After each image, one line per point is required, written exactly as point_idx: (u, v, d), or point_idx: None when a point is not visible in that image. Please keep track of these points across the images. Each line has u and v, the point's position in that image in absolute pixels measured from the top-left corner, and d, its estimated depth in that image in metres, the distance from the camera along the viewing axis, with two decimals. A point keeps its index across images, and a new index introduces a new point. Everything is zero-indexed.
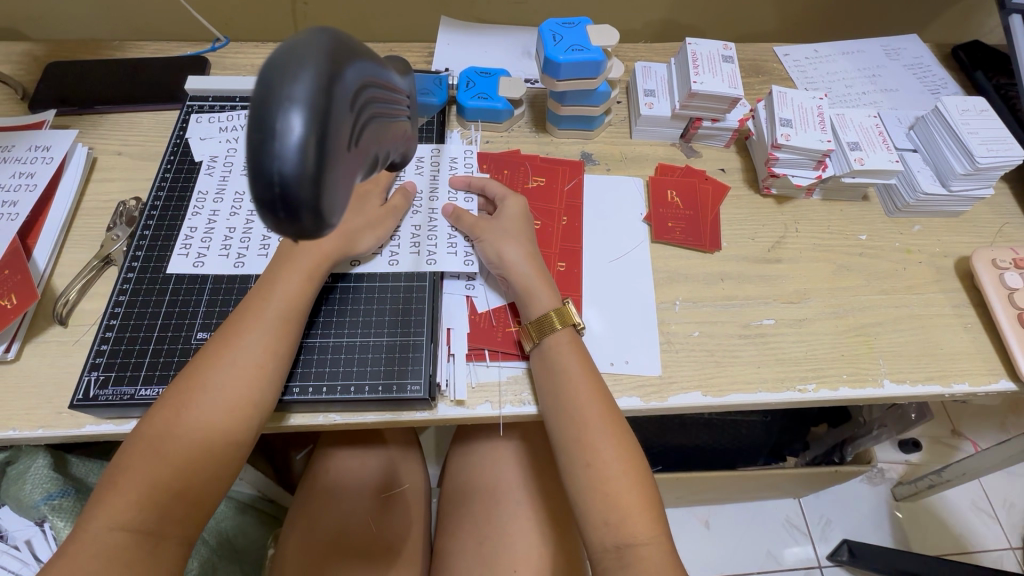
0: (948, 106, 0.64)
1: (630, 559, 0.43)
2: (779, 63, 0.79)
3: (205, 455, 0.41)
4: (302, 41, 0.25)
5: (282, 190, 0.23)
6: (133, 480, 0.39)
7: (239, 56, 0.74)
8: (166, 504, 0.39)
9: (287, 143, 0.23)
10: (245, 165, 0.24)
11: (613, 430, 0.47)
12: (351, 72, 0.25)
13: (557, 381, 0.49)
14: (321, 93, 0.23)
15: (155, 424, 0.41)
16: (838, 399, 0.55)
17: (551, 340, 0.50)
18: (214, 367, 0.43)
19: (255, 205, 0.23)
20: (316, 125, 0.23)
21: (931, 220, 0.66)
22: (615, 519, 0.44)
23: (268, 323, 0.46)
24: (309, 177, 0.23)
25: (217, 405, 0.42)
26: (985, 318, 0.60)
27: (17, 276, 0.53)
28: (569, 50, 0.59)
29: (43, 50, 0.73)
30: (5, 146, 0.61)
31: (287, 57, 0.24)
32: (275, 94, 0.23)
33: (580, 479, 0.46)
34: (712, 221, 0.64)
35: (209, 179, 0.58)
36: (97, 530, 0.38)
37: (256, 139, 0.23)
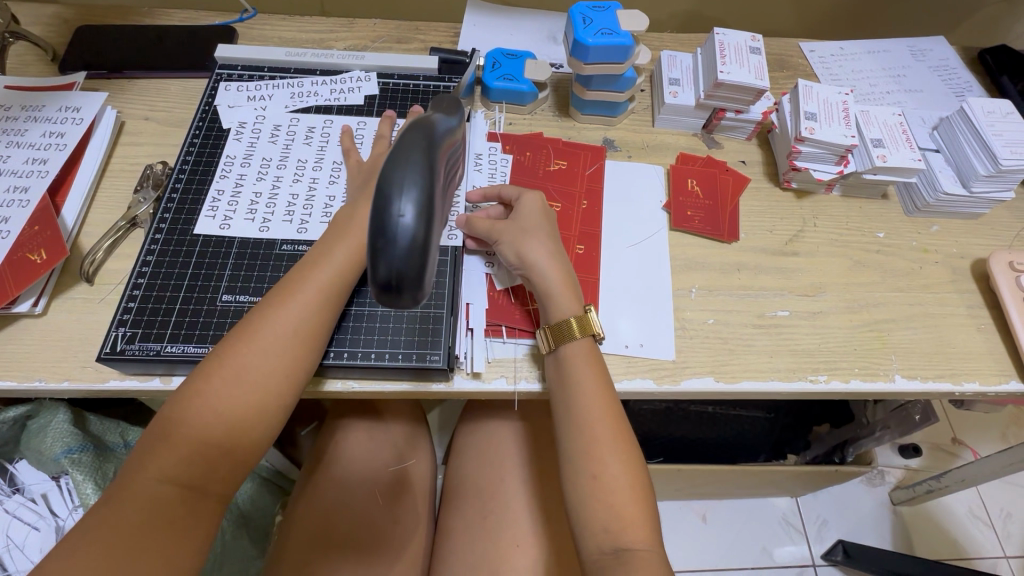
0: (974, 106, 0.64)
1: (627, 562, 0.42)
2: (804, 59, 0.79)
3: (256, 414, 0.43)
4: (404, 140, 0.34)
5: (395, 272, 0.32)
6: (187, 433, 0.41)
7: (267, 28, 0.75)
8: (213, 459, 0.41)
9: (401, 234, 0.32)
10: (367, 246, 0.32)
11: (621, 446, 0.47)
12: (412, 174, 0.32)
13: (569, 386, 0.48)
14: (422, 194, 0.32)
15: (208, 379, 0.42)
16: (848, 392, 0.56)
17: (569, 349, 0.49)
18: (268, 329, 0.44)
19: (376, 284, 0.32)
20: (420, 217, 0.32)
21: (950, 221, 0.66)
22: (616, 527, 0.44)
23: (319, 290, 0.47)
24: (414, 253, 0.32)
25: (270, 367, 0.44)
26: (998, 319, 0.60)
27: (46, 232, 0.54)
28: (598, 33, 0.60)
29: (73, 14, 0.74)
30: (36, 106, 0.62)
31: (395, 159, 0.33)
32: (389, 187, 0.32)
33: (581, 487, 0.45)
34: (731, 212, 0.64)
35: (237, 146, 0.59)
36: (147, 480, 0.39)
37: (378, 227, 0.32)
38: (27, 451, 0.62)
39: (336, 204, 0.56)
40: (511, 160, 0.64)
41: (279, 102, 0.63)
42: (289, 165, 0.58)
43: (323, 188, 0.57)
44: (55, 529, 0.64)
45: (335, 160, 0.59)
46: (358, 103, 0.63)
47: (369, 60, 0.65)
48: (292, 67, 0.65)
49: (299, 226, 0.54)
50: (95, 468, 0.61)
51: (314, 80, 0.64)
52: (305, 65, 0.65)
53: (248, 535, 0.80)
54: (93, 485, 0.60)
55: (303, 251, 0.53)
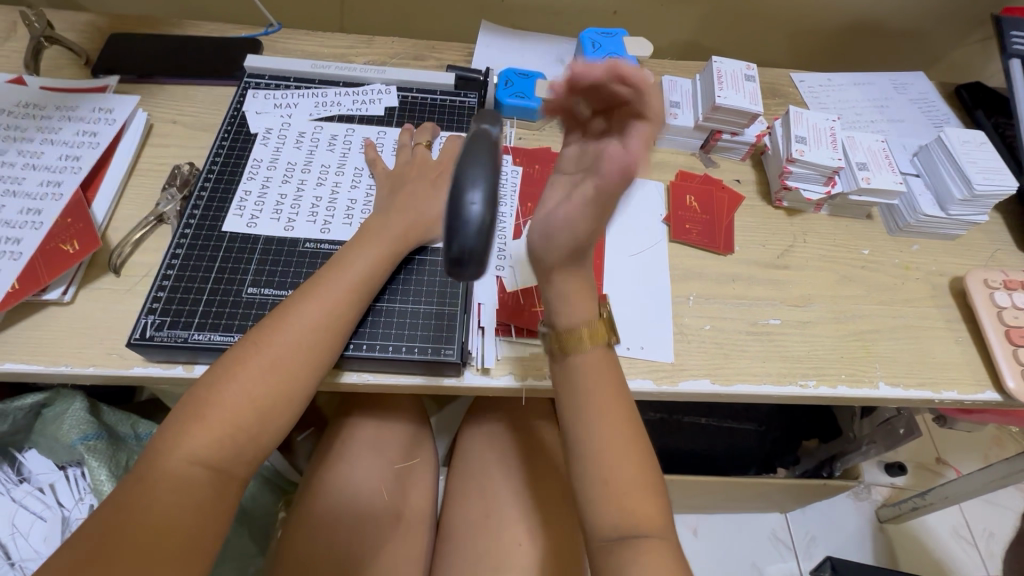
0: (950, 136, 0.69)
1: (637, 549, 0.42)
2: (795, 88, 0.84)
3: (282, 402, 0.45)
4: (474, 141, 0.38)
5: (465, 247, 0.35)
6: (219, 415, 0.43)
7: (291, 42, 0.79)
8: (241, 443, 0.43)
9: (472, 215, 0.35)
10: (442, 226, 0.35)
11: (631, 441, 0.46)
12: (482, 167, 0.36)
13: (580, 401, 0.48)
14: (493, 183, 0.36)
15: (242, 364, 0.44)
16: (835, 397, 0.59)
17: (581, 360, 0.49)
18: (300, 321, 0.47)
19: (448, 260, 0.35)
20: (490, 203, 0.35)
21: (929, 241, 0.71)
22: (626, 522, 0.44)
23: (350, 288, 0.50)
24: (483, 231, 0.35)
25: (302, 358, 0.46)
26: (974, 333, 0.64)
27: (79, 224, 0.56)
28: (607, 57, 0.65)
29: (105, 22, 0.77)
30: (70, 106, 0.65)
31: (468, 156, 0.36)
32: (465, 176, 0.35)
33: (593, 491, 0.45)
34: (727, 226, 0.68)
35: (264, 150, 0.62)
36: (177, 461, 0.41)
37: (451, 213, 0.35)
38: (42, 439, 0.64)
39: (357, 207, 0.59)
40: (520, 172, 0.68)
41: (303, 110, 0.66)
42: (312, 170, 0.61)
43: (345, 191, 0.60)
44: (61, 519, 0.65)
45: (356, 167, 0.62)
46: (378, 114, 0.67)
47: (389, 74, 0.69)
48: (316, 79, 0.69)
49: (322, 226, 0.58)
50: (108, 456, 0.63)
51: (338, 91, 0.68)
52: (329, 77, 0.69)
53: (250, 533, 0.82)
54: (109, 474, 0.61)
55: (325, 250, 0.56)
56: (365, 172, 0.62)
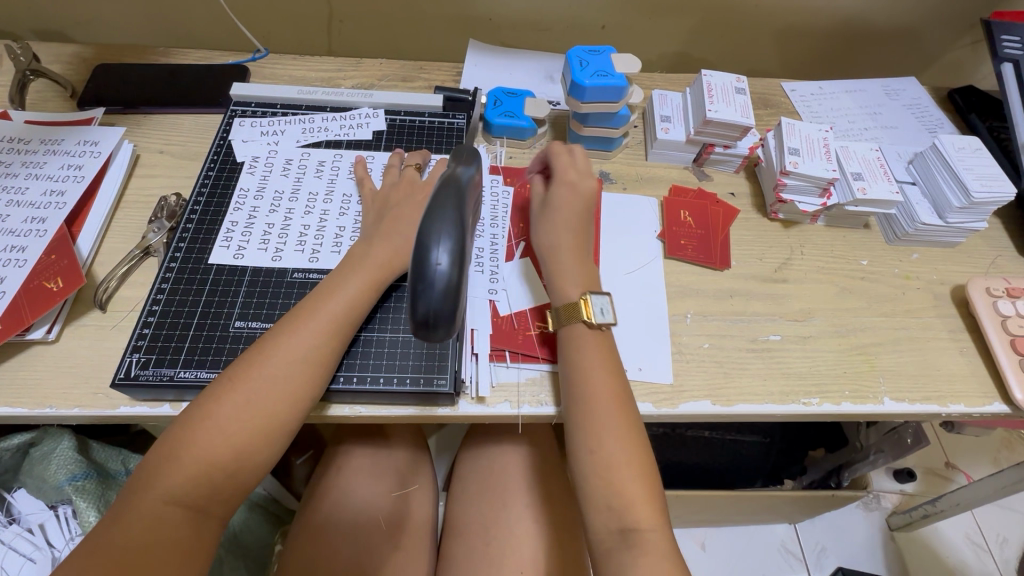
0: (945, 143, 0.68)
1: (635, 542, 0.44)
2: (786, 97, 0.84)
3: (261, 439, 0.44)
4: (439, 195, 0.37)
5: (432, 308, 0.34)
6: (196, 454, 0.42)
7: (278, 67, 0.79)
8: (219, 482, 0.42)
9: (438, 276, 0.34)
10: (407, 286, 0.35)
11: (620, 416, 0.48)
12: (445, 224, 0.35)
13: (573, 369, 0.51)
14: (458, 239, 0.35)
15: (220, 402, 0.43)
16: (840, 414, 0.57)
17: (576, 331, 0.52)
18: (280, 355, 0.46)
19: (413, 321, 0.34)
20: (457, 261, 0.35)
21: (928, 250, 0.70)
22: (619, 505, 0.45)
23: (332, 319, 0.48)
24: (451, 289, 0.35)
25: (282, 392, 0.45)
26: (979, 343, 0.63)
27: (64, 261, 0.55)
28: (594, 74, 0.64)
29: (91, 53, 0.77)
30: (55, 140, 0.64)
31: (433, 213, 0.36)
32: (430, 235, 0.35)
33: (585, 463, 0.47)
34: (723, 240, 0.67)
35: (251, 179, 0.62)
36: (153, 501, 0.40)
37: (417, 273, 0.35)
38: (29, 479, 0.62)
39: (345, 235, 0.58)
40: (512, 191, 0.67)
41: (290, 137, 0.65)
42: (300, 198, 0.61)
43: (333, 218, 0.60)
44: (50, 560, 0.63)
45: (344, 193, 0.62)
46: (365, 138, 0.67)
47: (376, 98, 0.69)
48: (303, 104, 0.69)
49: (310, 256, 0.57)
50: (98, 496, 0.61)
51: (325, 116, 0.67)
52: (315, 102, 0.68)
53: (246, 565, 0.80)
54: (96, 513, 0.60)
55: (313, 280, 0.55)
56: (353, 199, 0.61)
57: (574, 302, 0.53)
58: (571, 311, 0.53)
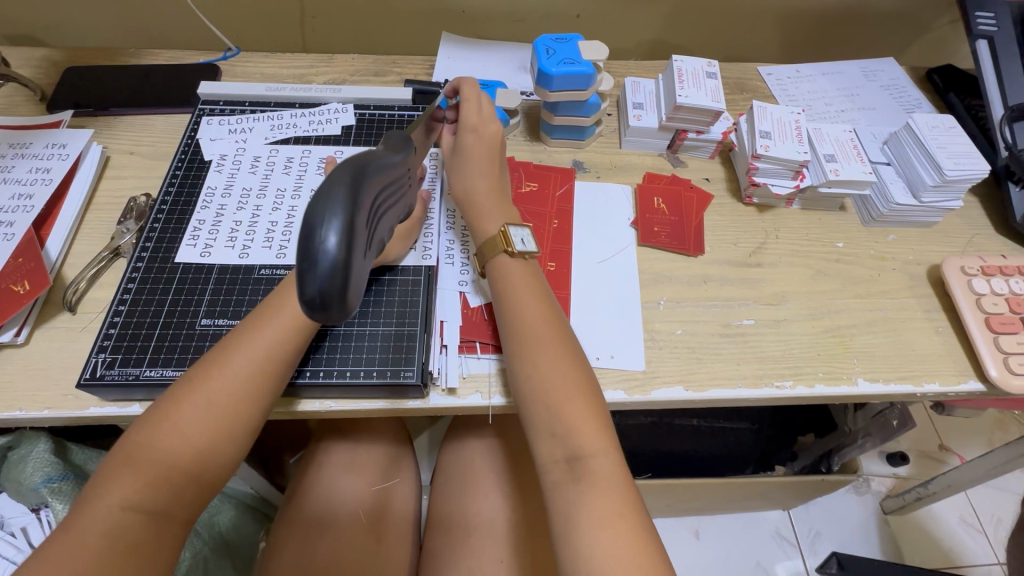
0: (918, 122, 0.67)
1: (581, 466, 0.44)
2: (762, 81, 0.83)
3: (223, 440, 0.44)
4: (336, 171, 0.35)
5: (320, 289, 0.33)
6: (155, 456, 0.42)
7: (250, 65, 0.78)
8: (179, 484, 0.42)
9: (324, 256, 0.33)
10: (295, 267, 0.33)
11: (555, 342, 0.49)
12: (335, 202, 0.34)
13: (504, 300, 0.51)
14: (349, 219, 0.34)
15: (178, 404, 0.43)
16: (814, 396, 0.57)
17: (500, 266, 0.53)
18: (241, 355, 0.46)
19: (301, 302, 0.33)
20: (345, 241, 0.33)
21: (905, 230, 0.69)
22: (562, 430, 0.46)
23: (294, 317, 0.48)
24: (339, 270, 0.33)
25: (243, 392, 0.45)
26: (955, 322, 0.62)
27: (30, 264, 0.55)
28: (561, 63, 0.64)
29: (62, 56, 0.77)
30: (23, 143, 0.64)
31: (324, 190, 0.34)
32: (318, 213, 0.33)
33: (524, 390, 0.48)
34: (697, 226, 0.67)
35: (218, 177, 0.62)
36: (112, 503, 0.40)
37: (303, 252, 0.33)
38: (7, 484, 0.62)
39: None
40: None
41: (259, 134, 0.65)
42: (268, 194, 0.60)
43: (301, 214, 0.59)
44: None
45: (313, 189, 0.61)
46: (335, 133, 0.66)
47: (345, 92, 0.69)
48: (272, 101, 0.68)
49: (277, 252, 0.56)
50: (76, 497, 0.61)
51: (294, 112, 0.67)
52: (284, 98, 0.68)
53: (234, 564, 0.80)
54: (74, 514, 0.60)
55: (280, 276, 0.55)
56: None
57: (492, 237, 0.54)
58: (492, 245, 0.54)
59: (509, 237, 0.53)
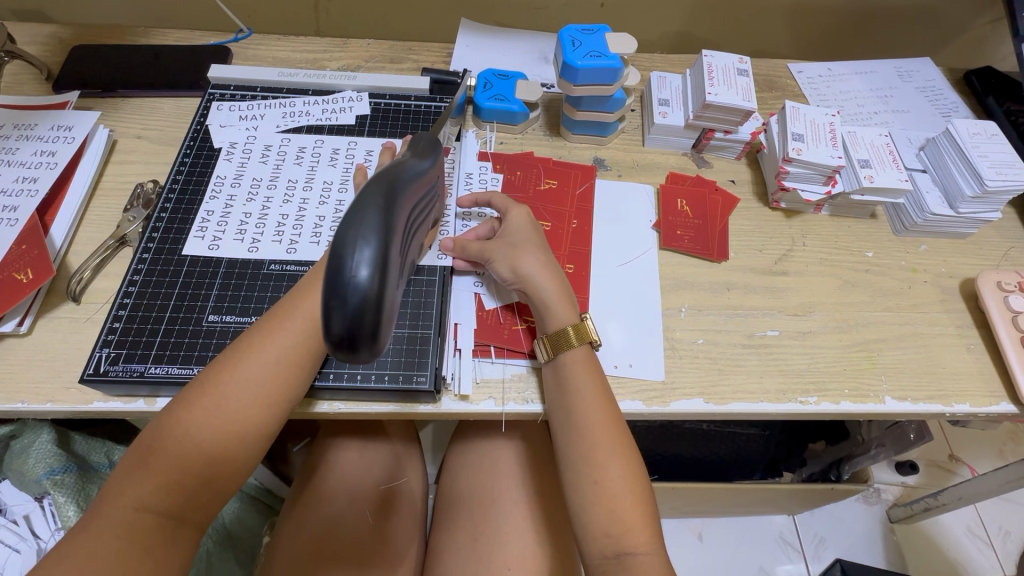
0: (958, 128, 0.64)
1: (629, 565, 0.44)
2: (792, 79, 0.80)
3: (238, 444, 0.43)
4: (364, 190, 0.32)
5: (352, 326, 0.30)
6: (165, 462, 0.40)
7: (261, 48, 0.76)
8: (193, 487, 0.41)
9: (356, 289, 0.29)
10: (322, 300, 0.30)
11: (619, 446, 0.47)
12: (367, 227, 0.30)
13: (569, 399, 0.48)
14: (382, 246, 0.30)
15: (191, 407, 0.42)
16: (839, 413, 0.55)
17: (567, 358, 0.50)
18: (256, 358, 0.44)
19: (328, 340, 0.30)
20: (379, 271, 0.30)
21: (937, 241, 0.66)
22: (618, 532, 0.45)
23: (310, 319, 0.46)
24: (372, 303, 0.30)
25: (256, 398, 0.43)
26: (988, 340, 0.60)
27: (34, 252, 0.54)
28: (587, 55, 0.61)
29: (68, 33, 0.74)
30: (28, 125, 0.62)
31: (353, 213, 0.31)
32: (347, 240, 0.30)
33: (584, 493, 0.46)
34: (721, 231, 0.65)
35: (227, 166, 0.59)
36: (122, 508, 0.39)
37: (332, 284, 0.30)
38: (10, 472, 0.62)
39: (325, 225, 0.56)
40: (501, 179, 0.65)
41: (270, 122, 0.63)
42: (278, 186, 0.58)
43: (312, 207, 0.57)
44: (36, 552, 0.63)
45: (325, 181, 0.59)
46: (348, 123, 0.64)
47: (360, 80, 0.66)
48: (284, 87, 0.66)
49: (288, 247, 0.55)
50: (78, 490, 0.60)
51: (306, 100, 0.65)
52: (297, 85, 0.66)
53: (236, 558, 0.79)
54: (76, 508, 0.59)
55: (291, 272, 0.53)
56: (334, 186, 0.59)
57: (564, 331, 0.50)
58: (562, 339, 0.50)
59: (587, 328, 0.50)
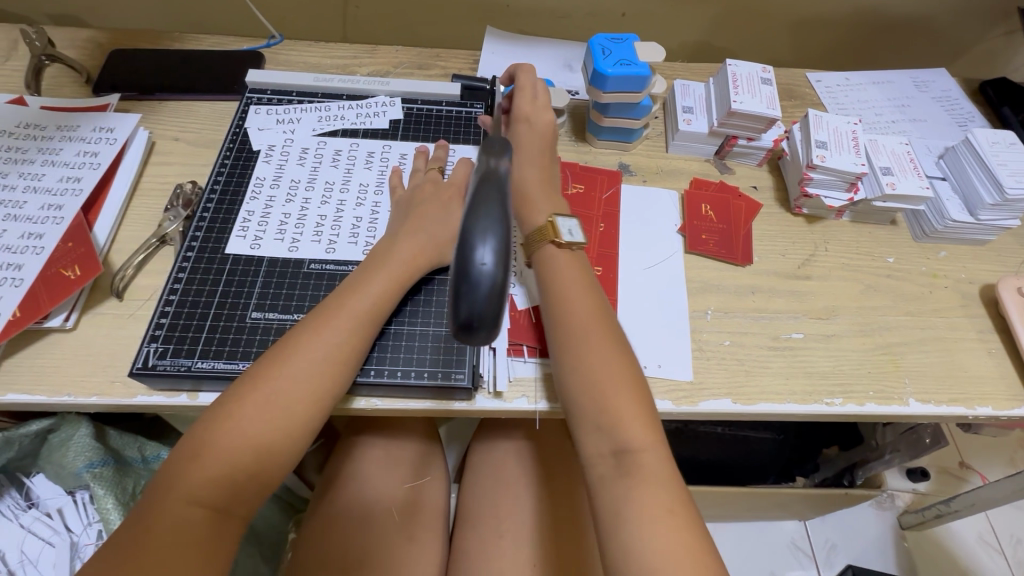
0: (978, 137, 0.66)
1: (628, 465, 0.44)
2: (811, 88, 0.81)
3: (284, 441, 0.44)
4: (483, 186, 0.32)
5: (475, 313, 0.29)
6: (217, 456, 0.42)
7: (294, 53, 0.77)
8: (242, 480, 0.42)
9: (483, 275, 0.28)
10: (447, 289, 0.29)
11: (605, 337, 0.49)
12: (491, 216, 0.30)
13: (553, 290, 0.51)
14: (505, 234, 0.30)
15: (241, 403, 0.43)
16: (863, 414, 0.56)
17: (546, 253, 0.53)
18: (302, 356, 0.45)
19: (454, 327, 0.29)
20: (503, 259, 0.29)
21: (957, 247, 0.68)
22: (608, 425, 0.46)
23: (353, 319, 0.48)
24: (497, 291, 0.29)
25: (303, 395, 0.45)
26: (1008, 344, 0.61)
27: (80, 249, 0.55)
28: (617, 63, 0.62)
29: (106, 37, 0.76)
30: (71, 126, 0.64)
31: (477, 205, 0.31)
32: (472, 227, 0.29)
33: (572, 383, 0.48)
34: (745, 235, 0.66)
35: (266, 168, 0.61)
36: (176, 500, 0.40)
37: (457, 271, 0.29)
38: (47, 465, 0.63)
39: (362, 225, 0.58)
40: None
41: (307, 125, 0.65)
42: (316, 187, 0.60)
43: (350, 208, 0.59)
44: (69, 545, 0.64)
45: (361, 183, 0.61)
46: (382, 127, 0.66)
47: (393, 85, 0.68)
48: (319, 92, 0.68)
49: (327, 246, 0.56)
50: (114, 483, 0.62)
51: (341, 104, 0.66)
52: (332, 89, 0.67)
53: (260, 552, 0.81)
54: (114, 501, 0.61)
55: (330, 271, 0.55)
56: (370, 188, 0.60)
57: (542, 227, 0.54)
58: (541, 234, 0.54)
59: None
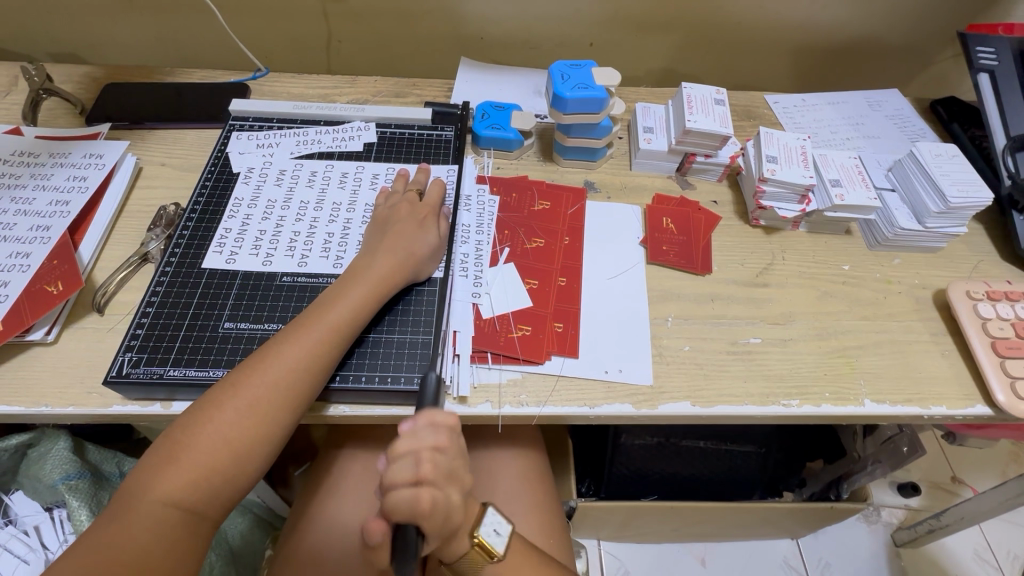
0: (922, 151, 0.69)
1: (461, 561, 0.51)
2: (769, 109, 0.86)
3: (259, 442, 0.46)
4: None
5: None
6: (195, 458, 0.43)
7: (277, 84, 0.82)
8: (218, 482, 0.44)
9: None
10: None
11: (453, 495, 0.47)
12: None
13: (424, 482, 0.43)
14: None
15: (223, 406, 0.45)
16: (821, 415, 0.58)
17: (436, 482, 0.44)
18: (282, 362, 0.48)
19: None
20: None
21: (910, 255, 0.70)
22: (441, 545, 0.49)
23: (331, 328, 0.50)
24: None
25: (281, 398, 0.47)
26: (962, 346, 0.63)
27: (64, 266, 0.58)
28: (574, 88, 0.67)
29: (101, 73, 0.81)
30: (62, 153, 0.68)
31: None
32: None
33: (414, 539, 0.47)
34: (704, 246, 0.69)
35: (245, 189, 0.64)
36: (153, 502, 0.41)
37: None
38: (26, 481, 0.64)
39: (335, 241, 0.61)
40: (498, 200, 0.69)
41: (285, 149, 0.68)
42: (292, 206, 0.63)
43: (324, 225, 0.62)
44: (44, 562, 0.64)
45: (335, 202, 0.64)
46: (357, 150, 0.69)
47: (368, 112, 0.72)
48: (298, 118, 0.72)
49: (299, 261, 0.59)
50: (90, 495, 0.63)
51: (319, 129, 0.70)
52: (310, 117, 0.72)
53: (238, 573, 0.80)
54: (88, 512, 0.62)
55: (301, 283, 0.57)
56: (344, 207, 0.64)
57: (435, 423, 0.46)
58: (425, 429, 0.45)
59: (486, 543, 0.51)
